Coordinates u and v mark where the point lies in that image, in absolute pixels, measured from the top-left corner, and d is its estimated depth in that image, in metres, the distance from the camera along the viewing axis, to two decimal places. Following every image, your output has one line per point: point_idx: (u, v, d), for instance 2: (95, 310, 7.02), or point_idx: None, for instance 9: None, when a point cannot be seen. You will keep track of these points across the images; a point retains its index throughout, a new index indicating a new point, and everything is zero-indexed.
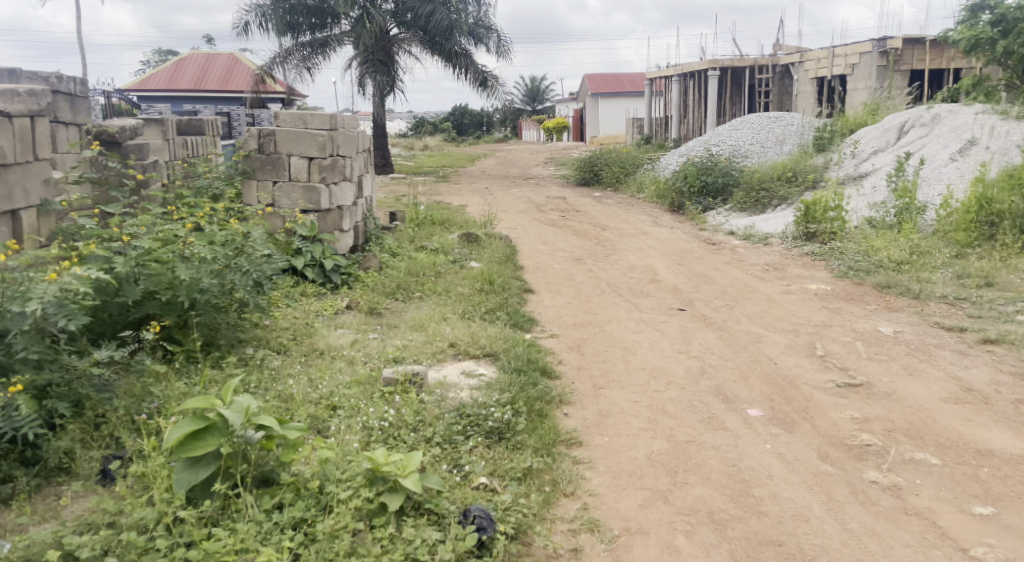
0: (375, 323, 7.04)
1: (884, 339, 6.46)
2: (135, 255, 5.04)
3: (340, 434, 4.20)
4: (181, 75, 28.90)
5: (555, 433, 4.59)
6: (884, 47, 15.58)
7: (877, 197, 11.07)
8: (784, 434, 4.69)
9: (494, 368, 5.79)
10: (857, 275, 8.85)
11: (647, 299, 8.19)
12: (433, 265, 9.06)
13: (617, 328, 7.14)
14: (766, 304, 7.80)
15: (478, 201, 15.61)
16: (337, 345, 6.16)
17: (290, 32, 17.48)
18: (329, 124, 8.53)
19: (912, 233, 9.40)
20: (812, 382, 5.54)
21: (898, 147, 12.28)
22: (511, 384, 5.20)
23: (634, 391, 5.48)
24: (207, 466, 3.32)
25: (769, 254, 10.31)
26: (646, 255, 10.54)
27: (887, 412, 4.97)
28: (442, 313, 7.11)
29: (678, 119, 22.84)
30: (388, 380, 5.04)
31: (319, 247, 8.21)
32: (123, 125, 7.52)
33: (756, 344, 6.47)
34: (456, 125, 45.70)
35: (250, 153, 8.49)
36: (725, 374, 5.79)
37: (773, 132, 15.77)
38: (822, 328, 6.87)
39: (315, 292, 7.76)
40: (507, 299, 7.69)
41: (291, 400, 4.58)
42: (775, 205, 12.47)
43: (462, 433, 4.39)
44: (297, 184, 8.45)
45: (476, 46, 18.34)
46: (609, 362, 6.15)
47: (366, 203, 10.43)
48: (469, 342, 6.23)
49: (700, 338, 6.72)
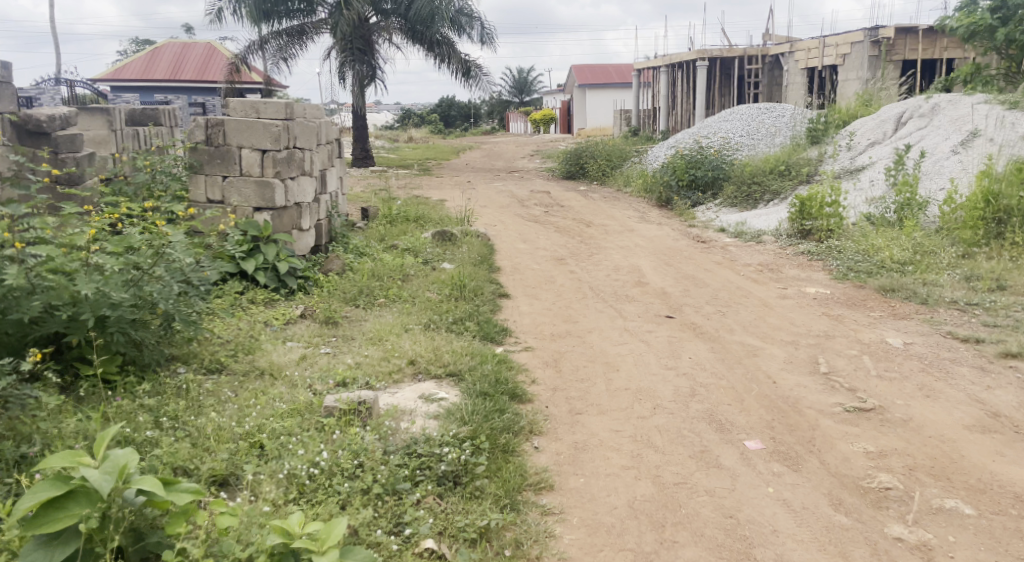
0: (330, 334, 6.40)
1: (894, 352, 5.79)
2: (32, 264, 4.40)
3: (261, 485, 3.55)
4: (156, 64, 28.02)
5: (522, 475, 3.93)
6: (875, 36, 14.87)
7: (876, 192, 10.43)
8: (788, 473, 4.03)
9: (457, 390, 5.11)
10: (857, 277, 8.19)
11: (632, 305, 7.50)
12: (401, 268, 8.36)
13: (599, 339, 6.46)
14: (761, 311, 7.12)
15: (458, 195, 14.91)
16: (281, 364, 5.51)
17: (265, 19, 16.70)
18: (283, 113, 7.83)
19: (915, 231, 8.75)
20: (818, 405, 4.87)
21: (897, 139, 11.62)
22: (473, 412, 4.52)
23: (615, 418, 4.81)
24: (67, 544, 2.68)
25: (762, 253, 9.66)
26: (632, 255, 9.85)
27: (906, 443, 4.31)
28: (403, 323, 6.43)
29: (666, 111, 22.13)
30: (330, 410, 4.36)
31: (273, 247, 7.54)
32: (51, 113, 7.24)
33: (752, 359, 5.80)
34: (442, 116, 44.87)
35: (198, 145, 7.77)
36: (718, 396, 5.12)
37: (764, 123, 15.15)
38: (824, 339, 6.21)
39: (265, 300, 7.09)
40: (477, 307, 7.01)
41: (210, 437, 3.96)
42: (768, 200, 11.85)
43: (410, 479, 3.73)
44: (249, 179, 7.72)
45: (458, 35, 17.57)
46: (588, 381, 5.47)
47: (332, 199, 9.71)
48: (431, 359, 5.55)
49: (689, 352, 6.04)
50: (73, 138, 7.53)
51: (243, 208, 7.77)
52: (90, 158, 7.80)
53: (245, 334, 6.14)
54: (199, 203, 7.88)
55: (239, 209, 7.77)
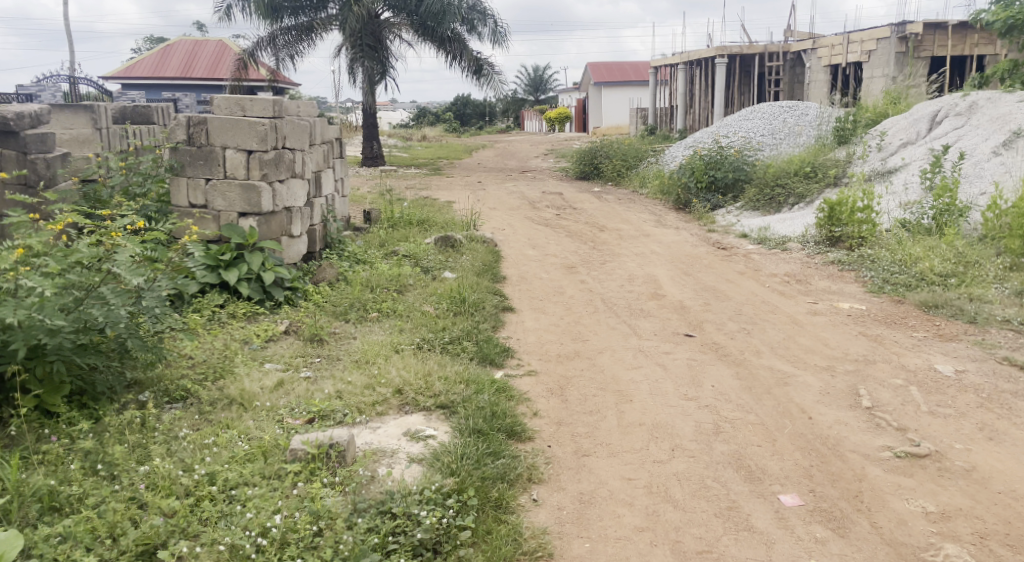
0: (314, 354, 5.81)
1: (945, 382, 5.12)
2: None
3: (195, 561, 3.13)
4: (167, 61, 27.55)
5: (516, 540, 3.42)
6: (902, 31, 14.24)
7: (910, 196, 9.74)
8: (833, 541, 3.48)
9: (447, 426, 4.50)
10: (895, 291, 7.52)
11: (648, 321, 6.83)
12: (398, 276, 7.74)
13: (610, 362, 5.81)
14: (791, 330, 6.45)
15: (467, 196, 14.29)
16: (252, 391, 4.87)
17: (273, 16, 16.12)
18: (271, 111, 7.22)
19: (956, 240, 8.04)
20: (863, 448, 4.21)
21: (931, 139, 10.89)
22: (461, 456, 3.92)
23: (628, 462, 4.16)
24: None
25: (788, 262, 8.99)
26: (647, 262, 9.19)
27: (972, 501, 3.71)
28: (394, 343, 5.82)
29: (684, 109, 21.40)
30: (295, 455, 3.77)
31: (258, 256, 6.99)
32: (19, 110, 6.79)
33: (783, 389, 5.14)
34: (457, 115, 44.19)
35: (179, 145, 7.16)
36: (746, 435, 4.46)
37: (787, 122, 14.44)
38: (863, 364, 5.54)
39: (247, 313, 6.54)
40: (477, 324, 6.38)
41: (150, 491, 3.44)
42: (792, 203, 11.15)
43: (379, 548, 3.24)
44: (233, 182, 7.09)
45: (470, 32, 16.93)
46: (598, 414, 4.82)
47: (327, 203, 9.09)
48: (420, 387, 4.91)
49: (711, 378, 5.38)
50: (44, 136, 7.07)
51: (227, 214, 7.13)
52: (64, 158, 7.33)
53: (219, 354, 5.57)
54: (181, 208, 7.25)
55: (224, 214, 7.14)
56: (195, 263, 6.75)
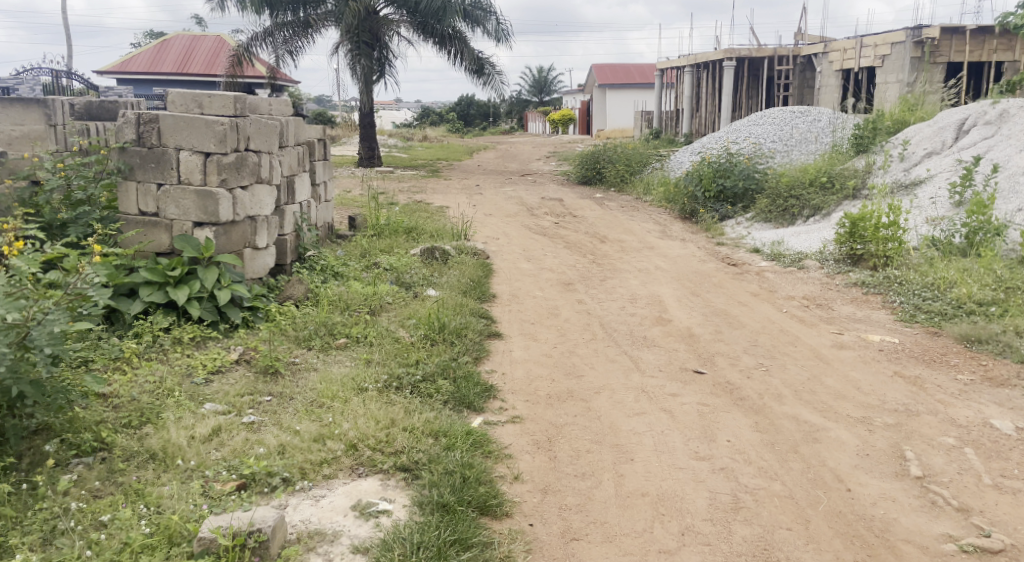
0: (264, 390, 4.96)
1: (1006, 443, 4.34)
2: None
3: None
4: (164, 56, 26.72)
5: None
6: (918, 36, 13.35)
7: (938, 211, 8.89)
8: None
9: (406, 496, 3.70)
10: (929, 320, 6.71)
11: (652, 352, 6.02)
12: (374, 294, 6.92)
13: (608, 405, 4.97)
14: (816, 368, 5.62)
15: (462, 202, 13.47)
16: (178, 444, 3.99)
17: (267, 10, 15.23)
18: (232, 109, 6.43)
19: (994, 262, 7.20)
20: (918, 537, 3.54)
21: (958, 149, 10.04)
22: (418, 548, 3.26)
23: (628, 554, 3.44)
24: None
25: (805, 282, 8.17)
26: (651, 280, 8.36)
27: None
28: (356, 382, 4.97)
29: (690, 113, 20.55)
30: (204, 546, 3.12)
31: (213, 272, 6.11)
32: None
33: (813, 447, 4.31)
34: (461, 115, 43.35)
35: (127, 145, 6.26)
36: (773, 513, 3.69)
37: (797, 129, 13.61)
38: (905, 416, 4.72)
39: (195, 339, 5.69)
40: (455, 357, 5.53)
41: None
42: (807, 215, 10.30)
43: None
44: (188, 189, 6.23)
45: (472, 30, 16.04)
46: (592, 478, 4.00)
47: (301, 209, 8.24)
48: (380, 442, 4.09)
49: (727, 431, 4.54)
50: None
51: (181, 224, 6.28)
52: None
53: (151, 393, 4.71)
54: (129, 215, 6.36)
55: (177, 223, 6.29)
56: (140, 280, 5.90)
